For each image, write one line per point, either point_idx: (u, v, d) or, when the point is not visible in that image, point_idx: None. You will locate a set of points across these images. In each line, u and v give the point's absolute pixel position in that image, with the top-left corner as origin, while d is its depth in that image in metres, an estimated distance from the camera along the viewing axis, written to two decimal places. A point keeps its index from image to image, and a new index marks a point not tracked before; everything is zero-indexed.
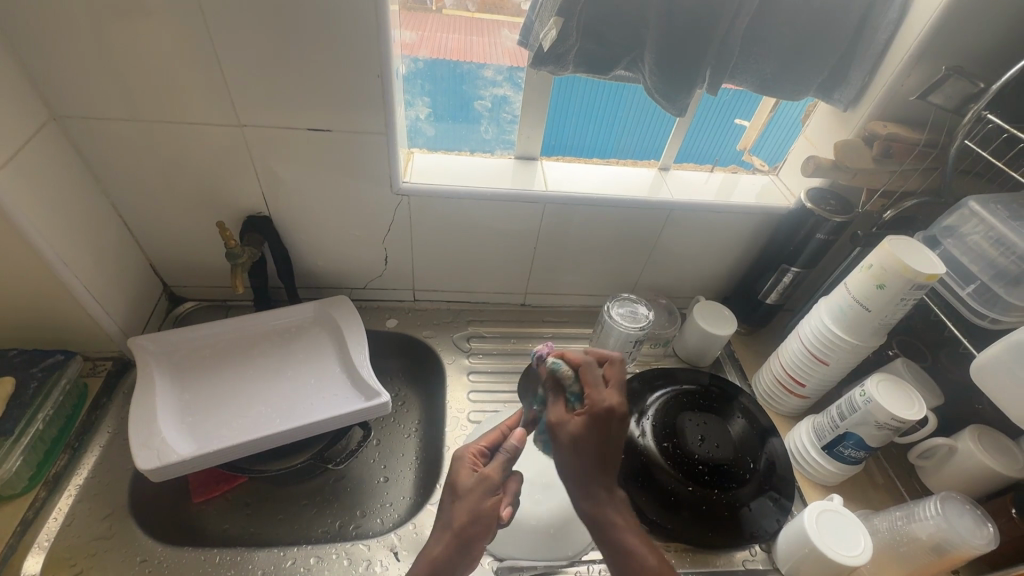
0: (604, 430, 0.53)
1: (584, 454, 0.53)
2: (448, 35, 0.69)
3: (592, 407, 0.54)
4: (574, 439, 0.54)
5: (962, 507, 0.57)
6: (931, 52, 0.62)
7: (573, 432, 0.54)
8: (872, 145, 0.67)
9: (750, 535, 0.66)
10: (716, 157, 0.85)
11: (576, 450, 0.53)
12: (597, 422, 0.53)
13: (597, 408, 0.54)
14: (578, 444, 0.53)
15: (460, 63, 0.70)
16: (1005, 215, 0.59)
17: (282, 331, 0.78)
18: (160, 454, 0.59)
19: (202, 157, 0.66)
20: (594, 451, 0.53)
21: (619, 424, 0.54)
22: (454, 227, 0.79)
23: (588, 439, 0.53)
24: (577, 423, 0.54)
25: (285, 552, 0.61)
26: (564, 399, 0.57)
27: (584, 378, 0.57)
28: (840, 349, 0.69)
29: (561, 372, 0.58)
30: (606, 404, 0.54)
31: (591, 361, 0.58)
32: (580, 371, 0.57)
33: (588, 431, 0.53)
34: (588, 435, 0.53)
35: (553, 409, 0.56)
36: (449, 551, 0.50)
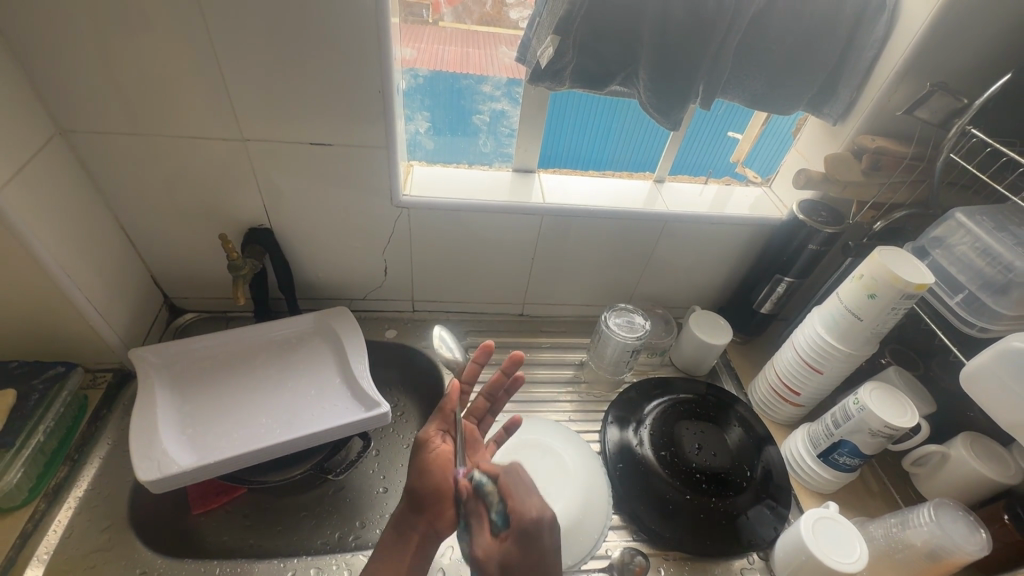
0: (535, 545, 0.47)
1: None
2: (444, 47, 0.71)
3: (517, 527, 0.47)
4: (505, 567, 0.46)
5: (955, 513, 0.58)
6: (916, 69, 0.64)
7: (500, 563, 0.47)
8: (861, 158, 0.69)
9: (747, 543, 0.66)
10: (709, 168, 0.86)
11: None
12: (525, 543, 0.47)
13: (525, 523, 0.47)
14: (509, 572, 0.46)
15: (459, 77, 0.72)
16: (990, 226, 0.60)
17: (283, 342, 0.79)
18: (160, 466, 0.59)
19: (205, 171, 0.67)
20: (529, 572, 0.46)
21: (549, 537, 0.47)
22: (452, 238, 0.80)
23: (518, 562, 0.46)
24: (503, 548, 0.47)
25: (284, 562, 0.61)
26: (485, 524, 0.49)
27: (506, 489, 0.50)
28: (833, 358, 0.70)
29: (484, 490, 0.51)
30: (535, 515, 0.48)
31: (510, 471, 0.52)
32: (500, 485, 0.51)
33: (515, 555, 0.47)
34: (517, 561, 0.46)
35: (478, 542, 0.48)
36: (417, 537, 0.53)
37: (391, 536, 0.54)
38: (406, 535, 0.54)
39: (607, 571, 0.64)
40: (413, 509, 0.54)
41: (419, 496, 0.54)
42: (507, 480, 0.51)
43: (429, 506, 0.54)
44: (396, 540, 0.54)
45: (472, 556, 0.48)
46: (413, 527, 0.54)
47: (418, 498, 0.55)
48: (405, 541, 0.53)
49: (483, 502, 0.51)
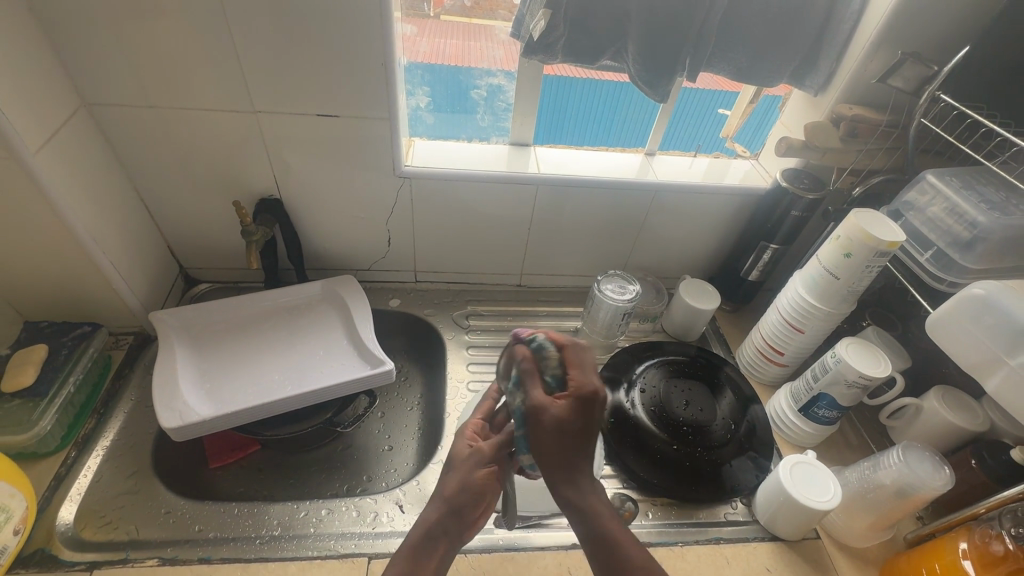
0: (591, 414, 0.48)
1: (563, 442, 0.48)
2: (446, 41, 0.76)
3: (579, 391, 0.49)
4: (559, 425, 0.48)
5: (922, 454, 0.62)
6: (890, 40, 0.67)
7: (556, 417, 0.48)
8: (839, 126, 0.73)
9: (730, 489, 0.71)
10: (698, 143, 0.89)
11: (563, 434, 0.48)
12: (585, 408, 0.48)
13: (582, 390, 0.49)
14: (561, 430, 0.48)
15: (460, 68, 0.77)
16: (958, 186, 0.64)
17: (293, 307, 0.83)
18: (181, 415, 0.64)
19: (218, 143, 0.71)
20: (579, 433, 0.48)
21: (602, 408, 0.49)
22: (452, 209, 0.84)
23: (573, 422, 0.48)
24: (560, 407, 0.48)
25: (298, 505, 0.66)
26: (541, 382, 0.50)
27: (564, 353, 0.52)
28: (813, 317, 0.74)
29: (545, 352, 0.52)
30: (592, 386, 0.49)
31: (577, 343, 0.53)
32: (563, 353, 0.52)
33: (572, 414, 0.48)
34: (573, 419, 0.48)
35: (535, 393, 0.49)
36: (444, 544, 0.53)
37: (421, 539, 0.53)
38: (437, 540, 0.53)
39: None
40: (452, 514, 0.55)
41: (460, 505, 0.55)
42: (586, 356, 0.52)
43: (464, 513, 0.55)
44: (426, 540, 0.53)
45: (529, 406, 0.49)
46: (445, 532, 0.54)
47: (459, 506, 0.55)
48: (433, 545, 0.53)
49: (541, 367, 0.51)
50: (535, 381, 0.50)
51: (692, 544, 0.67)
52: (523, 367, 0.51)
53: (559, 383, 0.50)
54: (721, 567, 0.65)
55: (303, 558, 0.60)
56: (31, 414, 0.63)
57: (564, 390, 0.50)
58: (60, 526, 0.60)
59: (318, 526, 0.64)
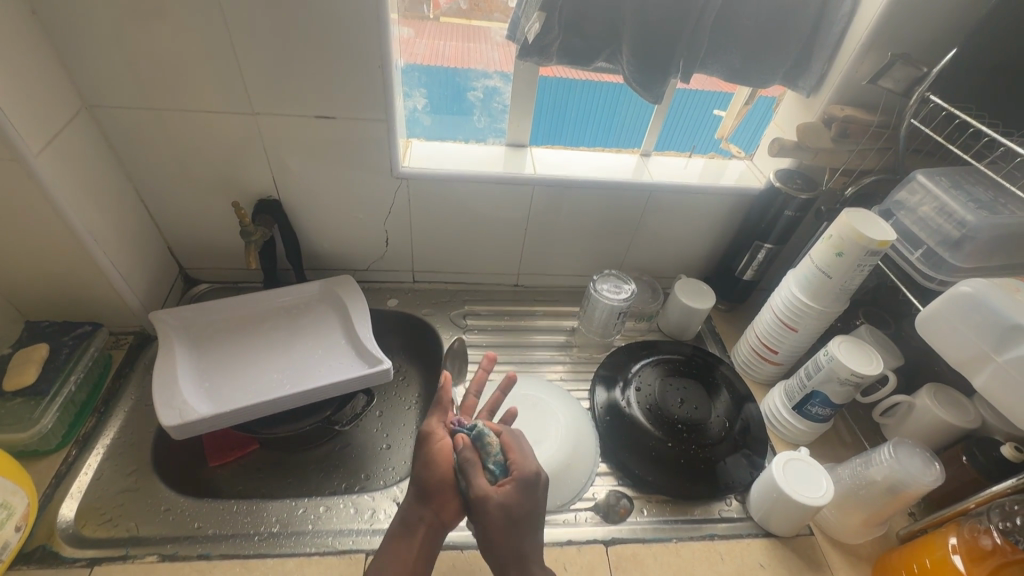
0: (532, 496, 0.54)
1: (510, 525, 0.52)
2: (445, 42, 0.77)
3: (519, 475, 0.55)
4: (505, 510, 0.52)
5: (913, 450, 0.62)
6: (880, 42, 0.68)
7: (500, 504, 0.52)
8: (831, 126, 0.74)
9: (724, 486, 0.71)
10: (693, 144, 0.91)
11: (509, 519, 0.52)
12: (526, 491, 0.54)
13: (526, 474, 0.55)
14: (506, 515, 0.52)
15: (456, 68, 0.78)
16: (947, 186, 0.65)
17: (292, 308, 0.84)
18: (181, 413, 0.65)
19: (218, 144, 0.72)
20: (523, 517, 0.53)
21: (541, 490, 0.56)
22: (449, 210, 0.84)
23: (517, 507, 0.53)
24: (503, 492, 0.53)
25: (296, 502, 0.66)
26: (486, 471, 0.55)
27: (506, 440, 0.59)
28: (806, 316, 0.75)
29: (488, 440, 0.57)
30: (534, 470, 0.56)
31: (514, 431, 0.61)
32: (502, 440, 0.59)
33: (515, 499, 0.53)
34: (516, 504, 0.53)
35: (480, 483, 0.53)
36: (421, 530, 0.54)
37: (399, 531, 0.55)
38: (413, 526, 0.55)
39: (593, 510, 0.69)
40: (422, 500, 0.56)
41: (426, 488, 0.56)
42: (520, 445, 0.59)
43: (434, 498, 0.55)
44: (403, 529, 0.55)
45: (474, 495, 0.52)
46: (418, 518, 0.55)
47: (424, 489, 0.56)
48: (410, 531, 0.54)
49: (483, 452, 0.57)
50: (478, 470, 0.54)
51: (686, 540, 0.67)
52: (466, 454, 0.56)
53: (502, 468, 0.56)
54: (715, 563, 0.65)
55: (302, 555, 0.61)
56: (32, 412, 0.63)
57: (506, 479, 0.54)
58: (61, 523, 0.61)
59: (316, 522, 0.65)
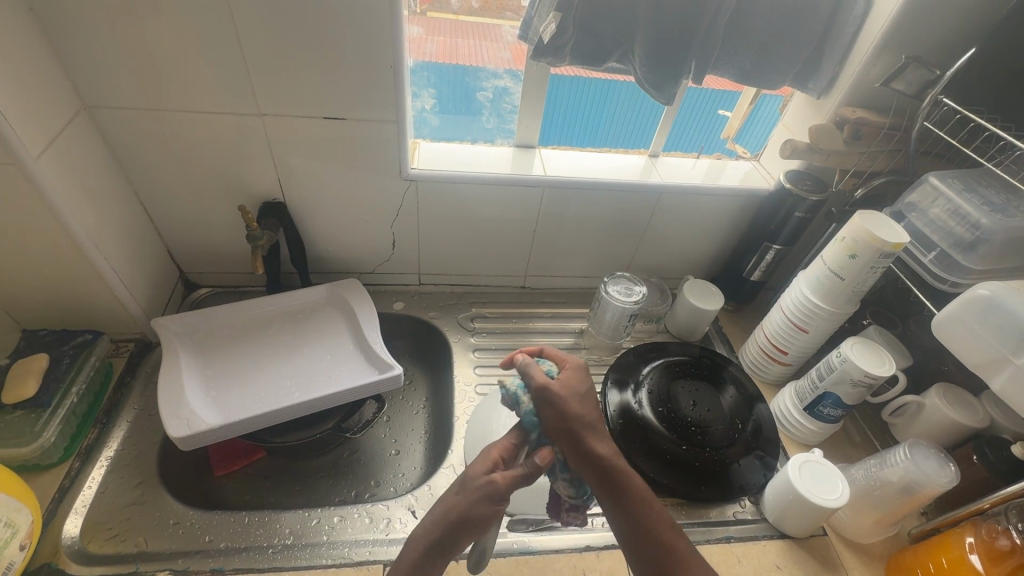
0: (585, 378, 0.62)
1: (573, 405, 0.58)
2: (432, 38, 0.73)
3: (574, 369, 0.62)
4: (568, 390, 0.59)
5: (927, 451, 0.63)
6: (892, 44, 0.68)
7: (564, 385, 0.59)
8: (843, 128, 0.74)
9: (739, 487, 0.72)
10: (701, 144, 0.90)
11: (566, 402, 0.57)
12: (582, 377, 0.61)
13: (575, 365, 0.62)
14: (574, 390, 0.59)
15: (445, 65, 0.75)
16: (960, 188, 0.65)
17: (297, 313, 0.82)
18: (189, 424, 0.63)
19: (221, 146, 0.70)
20: (584, 395, 0.60)
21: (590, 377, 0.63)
22: (458, 213, 0.83)
23: (580, 384, 0.61)
24: (562, 380, 0.60)
25: (309, 512, 0.65)
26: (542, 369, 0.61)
27: (560, 360, 0.65)
28: (818, 317, 0.75)
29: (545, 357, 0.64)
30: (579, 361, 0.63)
31: (577, 362, 0.63)
32: (550, 356, 0.65)
33: (575, 380, 0.61)
34: (577, 382, 0.61)
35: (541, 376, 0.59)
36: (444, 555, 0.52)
37: (420, 557, 0.52)
38: (436, 555, 0.52)
39: None
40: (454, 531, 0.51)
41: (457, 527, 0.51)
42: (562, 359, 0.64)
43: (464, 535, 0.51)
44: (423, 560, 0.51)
45: (539, 384, 0.58)
46: (444, 550, 0.52)
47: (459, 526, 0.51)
48: (431, 563, 0.52)
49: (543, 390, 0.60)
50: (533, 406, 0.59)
51: (703, 543, 0.67)
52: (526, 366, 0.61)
53: (528, 375, 0.60)
54: (732, 566, 0.66)
55: (318, 567, 0.60)
56: (34, 425, 0.61)
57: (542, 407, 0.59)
58: (66, 540, 0.59)
59: (330, 533, 0.63)
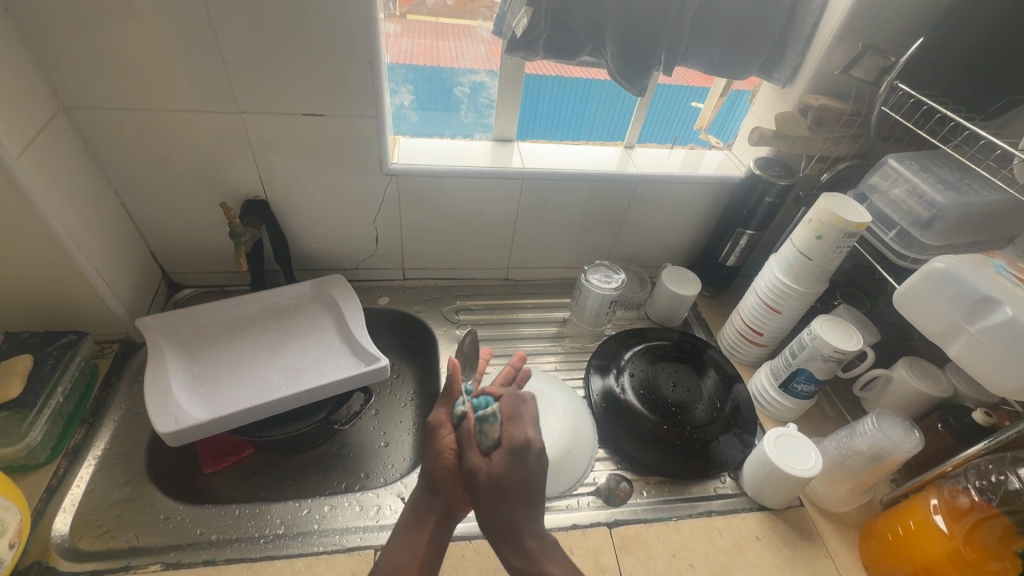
0: (519, 467, 0.56)
1: (497, 494, 0.54)
2: (414, 41, 0.76)
3: (512, 445, 0.56)
4: (492, 480, 0.55)
5: (894, 420, 0.66)
6: (849, 33, 0.71)
7: (489, 475, 0.55)
8: (807, 115, 0.77)
9: (719, 464, 0.74)
10: (674, 135, 0.93)
11: (495, 490, 0.54)
12: (513, 452, 0.56)
13: (518, 442, 0.57)
14: (494, 484, 0.54)
15: (427, 67, 0.78)
16: (917, 169, 0.68)
17: (283, 309, 0.83)
18: (177, 419, 0.63)
19: (202, 145, 0.71)
20: (511, 485, 0.55)
21: (532, 459, 0.57)
22: (439, 207, 0.85)
23: (504, 478, 0.55)
24: (492, 465, 0.55)
25: (300, 503, 0.66)
26: (474, 444, 0.56)
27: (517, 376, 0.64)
28: (789, 298, 0.78)
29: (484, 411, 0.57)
30: (529, 437, 0.58)
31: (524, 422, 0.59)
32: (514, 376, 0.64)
33: (503, 469, 0.55)
34: (504, 473, 0.55)
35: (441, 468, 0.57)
36: (434, 519, 0.57)
37: (410, 520, 0.57)
38: (425, 516, 0.57)
39: (595, 495, 0.71)
40: (429, 491, 0.58)
41: (432, 482, 0.57)
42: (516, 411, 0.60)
43: (443, 489, 0.57)
44: (415, 521, 0.57)
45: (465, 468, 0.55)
46: (431, 509, 0.57)
47: (432, 483, 0.58)
48: (422, 520, 0.57)
49: (477, 432, 0.56)
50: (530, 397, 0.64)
51: (685, 518, 0.70)
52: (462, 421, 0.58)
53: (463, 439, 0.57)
54: (714, 538, 0.68)
55: (310, 555, 0.61)
56: (20, 426, 0.62)
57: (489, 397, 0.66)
58: (56, 537, 0.59)
59: (321, 522, 0.64)
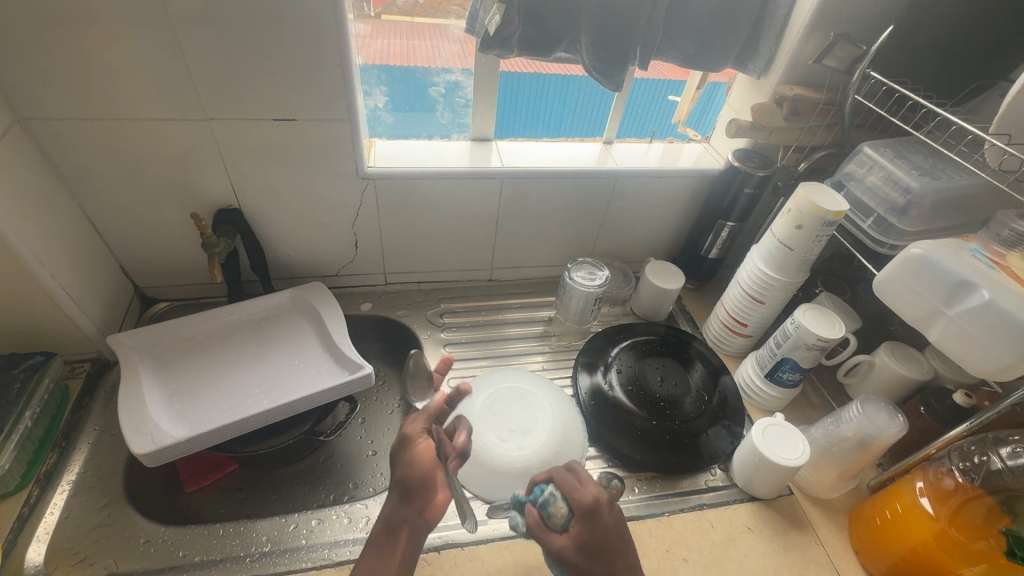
0: (597, 525, 0.53)
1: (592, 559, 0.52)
2: (388, 40, 0.75)
3: (580, 509, 0.54)
4: (562, 557, 0.52)
5: (878, 405, 0.67)
6: (821, 23, 0.72)
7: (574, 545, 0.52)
8: (783, 106, 0.77)
9: (708, 456, 0.74)
10: (652, 129, 0.93)
11: (585, 558, 0.52)
12: (588, 520, 0.53)
13: (586, 504, 0.54)
14: (581, 551, 0.52)
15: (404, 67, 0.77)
16: (892, 156, 0.69)
17: (262, 320, 0.81)
18: (154, 439, 0.61)
19: (169, 154, 0.68)
20: (600, 547, 0.53)
21: (607, 514, 0.55)
22: (419, 209, 0.84)
23: (590, 541, 0.53)
24: (564, 537, 0.53)
25: (286, 518, 0.64)
26: (552, 530, 0.54)
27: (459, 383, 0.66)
28: (772, 288, 0.78)
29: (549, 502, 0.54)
30: (592, 498, 0.54)
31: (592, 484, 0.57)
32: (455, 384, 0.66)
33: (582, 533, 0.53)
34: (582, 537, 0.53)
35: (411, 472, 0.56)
36: (406, 532, 0.55)
37: (382, 534, 0.55)
38: (397, 530, 0.55)
39: None
40: (404, 500, 0.56)
41: (407, 492, 0.56)
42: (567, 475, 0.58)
43: (417, 497, 0.56)
44: (387, 533, 0.55)
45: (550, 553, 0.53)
46: (404, 521, 0.55)
47: (407, 492, 0.56)
48: (395, 533, 0.55)
49: (545, 520, 0.54)
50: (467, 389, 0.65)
51: (677, 512, 0.70)
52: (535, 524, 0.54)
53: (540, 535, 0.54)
54: (707, 532, 0.68)
55: (298, 571, 0.59)
56: None
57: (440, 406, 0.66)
58: (30, 568, 0.57)
59: (308, 536, 0.63)
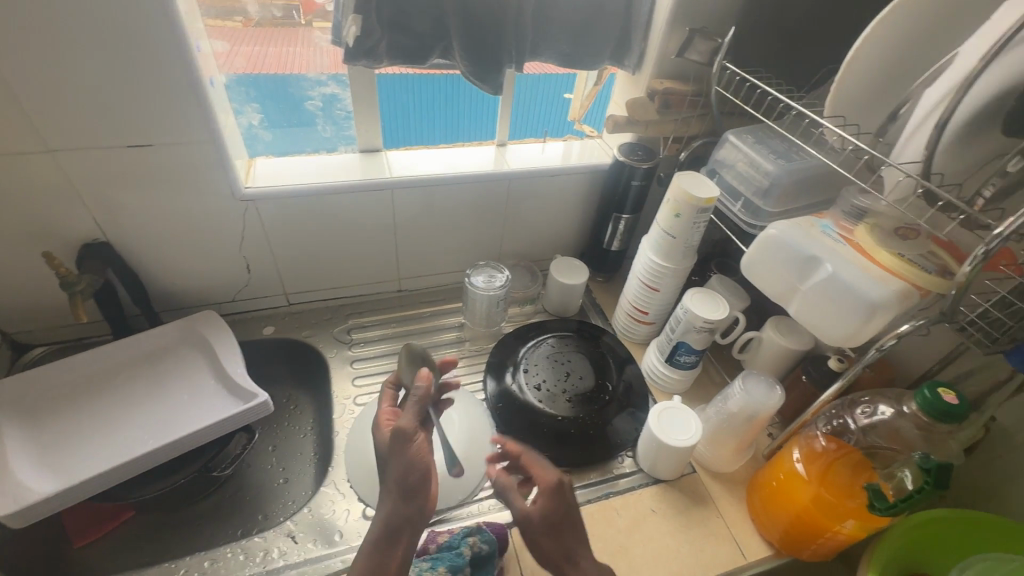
0: (565, 499, 0.53)
1: (559, 531, 0.51)
2: (265, 49, 0.73)
3: (546, 485, 0.53)
4: (539, 520, 0.51)
5: (758, 379, 0.70)
6: (679, 19, 0.74)
7: (541, 515, 0.52)
8: (654, 99, 0.80)
9: (614, 445, 0.76)
10: (546, 128, 0.94)
11: (559, 525, 0.51)
12: (557, 496, 0.53)
13: (551, 483, 0.53)
14: (551, 524, 0.51)
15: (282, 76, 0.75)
16: (753, 142, 0.72)
17: (148, 356, 0.77)
18: (17, 498, 0.58)
19: (13, 191, 0.64)
20: (566, 520, 0.52)
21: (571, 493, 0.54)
22: (310, 227, 0.82)
23: (555, 514, 0.52)
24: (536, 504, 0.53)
25: (175, 563, 0.61)
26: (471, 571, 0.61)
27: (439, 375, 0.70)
28: (664, 276, 0.81)
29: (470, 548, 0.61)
30: (553, 479, 0.54)
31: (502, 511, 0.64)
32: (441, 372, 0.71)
33: (551, 508, 0.52)
34: (554, 511, 0.52)
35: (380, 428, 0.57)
36: (407, 533, 0.49)
37: (379, 541, 0.49)
38: (397, 534, 0.49)
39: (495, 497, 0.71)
40: (403, 498, 0.49)
41: (405, 488, 0.49)
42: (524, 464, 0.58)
43: (415, 492, 0.50)
44: (388, 535, 0.49)
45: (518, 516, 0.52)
46: (406, 518, 0.49)
47: (408, 487, 0.49)
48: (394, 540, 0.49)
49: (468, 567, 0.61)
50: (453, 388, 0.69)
51: (585, 504, 0.71)
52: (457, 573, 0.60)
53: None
54: (613, 520, 0.69)
55: None
56: None
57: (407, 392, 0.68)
58: None
59: None
